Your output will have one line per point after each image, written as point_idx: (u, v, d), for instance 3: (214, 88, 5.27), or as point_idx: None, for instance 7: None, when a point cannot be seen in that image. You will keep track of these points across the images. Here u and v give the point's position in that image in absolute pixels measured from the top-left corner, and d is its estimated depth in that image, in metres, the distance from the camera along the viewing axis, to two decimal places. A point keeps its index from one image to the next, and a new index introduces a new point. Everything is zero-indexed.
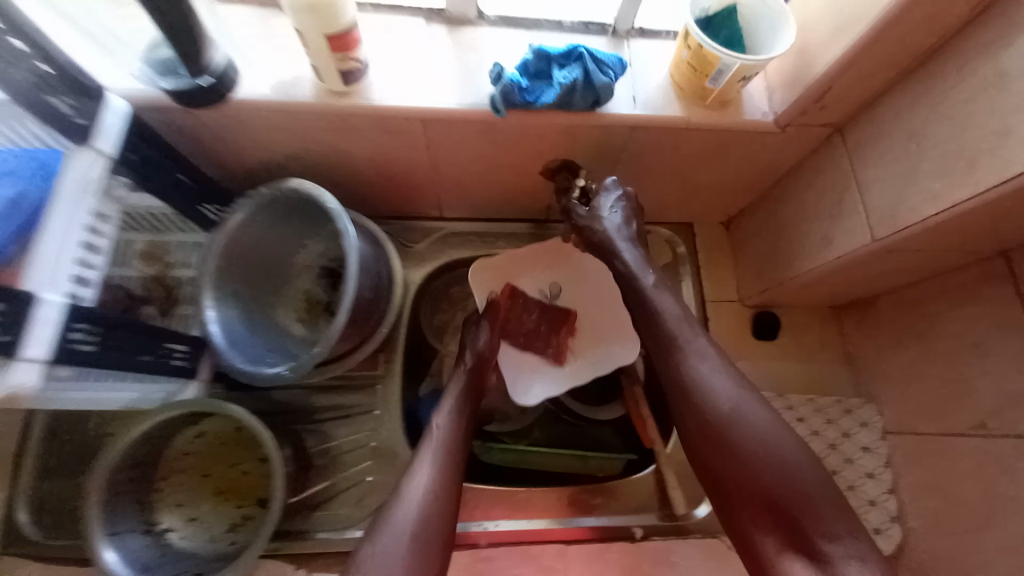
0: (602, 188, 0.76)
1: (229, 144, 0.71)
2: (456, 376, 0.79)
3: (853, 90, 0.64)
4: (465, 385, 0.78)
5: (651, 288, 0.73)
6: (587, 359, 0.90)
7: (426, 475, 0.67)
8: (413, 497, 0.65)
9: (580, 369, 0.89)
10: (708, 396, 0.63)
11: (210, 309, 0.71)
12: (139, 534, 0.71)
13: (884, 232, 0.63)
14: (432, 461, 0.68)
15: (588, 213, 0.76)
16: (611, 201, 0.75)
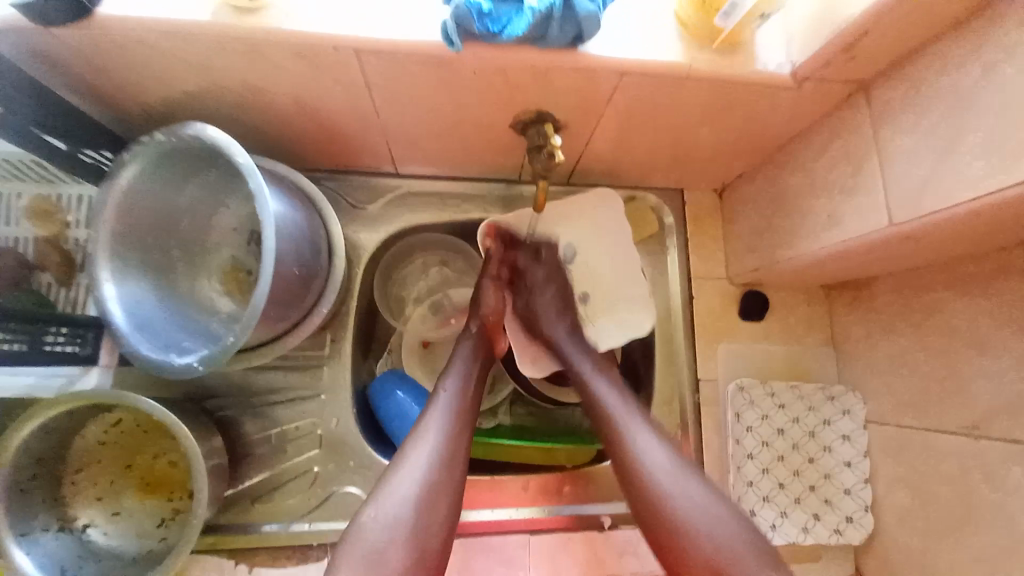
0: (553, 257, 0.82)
1: (108, 76, 0.56)
2: (464, 342, 0.74)
3: (889, 39, 0.52)
4: (472, 349, 0.72)
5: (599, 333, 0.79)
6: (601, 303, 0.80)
7: (430, 445, 0.60)
8: (413, 470, 0.58)
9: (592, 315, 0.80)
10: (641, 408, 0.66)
11: (106, 284, 0.59)
12: (51, 533, 0.63)
13: (905, 216, 0.54)
14: (437, 431, 0.61)
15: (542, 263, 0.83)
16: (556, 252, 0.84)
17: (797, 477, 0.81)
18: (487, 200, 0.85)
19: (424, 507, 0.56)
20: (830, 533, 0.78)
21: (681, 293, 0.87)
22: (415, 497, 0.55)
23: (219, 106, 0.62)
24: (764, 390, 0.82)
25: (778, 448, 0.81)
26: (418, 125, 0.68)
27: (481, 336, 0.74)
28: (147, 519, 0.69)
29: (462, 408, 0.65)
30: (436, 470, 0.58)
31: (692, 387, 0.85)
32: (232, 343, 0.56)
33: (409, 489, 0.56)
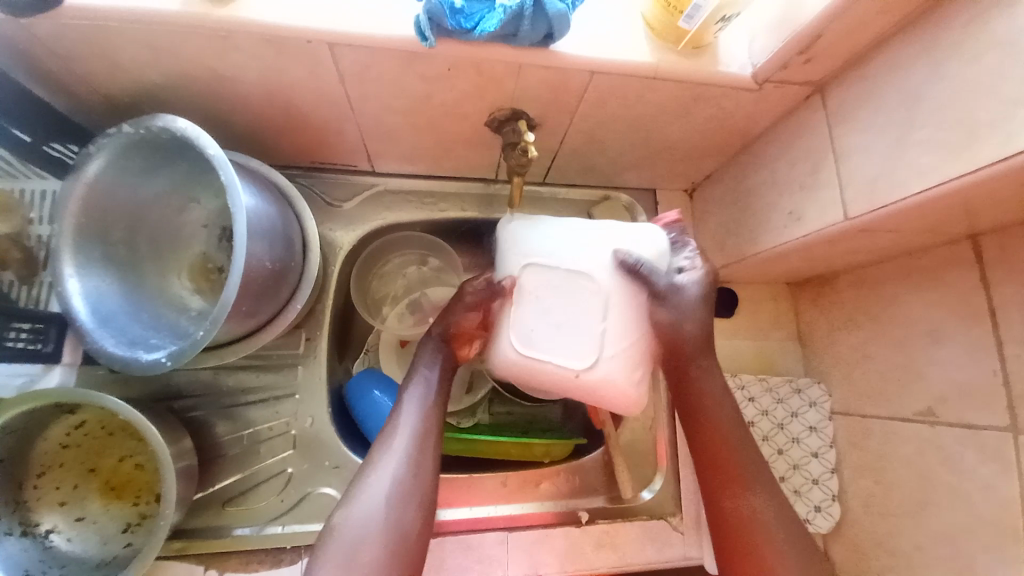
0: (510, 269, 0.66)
1: (76, 65, 0.55)
2: (427, 342, 0.69)
3: (842, 43, 0.55)
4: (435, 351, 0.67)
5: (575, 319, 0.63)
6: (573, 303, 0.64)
7: (393, 457, 0.58)
8: (379, 484, 0.57)
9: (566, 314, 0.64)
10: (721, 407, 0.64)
11: (71, 278, 0.58)
12: (14, 537, 0.61)
13: (860, 210, 0.57)
14: (401, 442, 0.59)
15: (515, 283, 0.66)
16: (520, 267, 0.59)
17: (767, 468, 0.83)
18: (465, 199, 0.85)
19: (397, 504, 0.56)
20: (799, 523, 0.80)
21: None
22: (384, 509, 0.55)
23: (192, 99, 0.61)
24: (734, 383, 0.85)
25: None
26: (395, 121, 0.68)
27: (445, 337, 0.67)
28: (112, 524, 0.67)
29: (433, 410, 0.63)
30: (404, 476, 0.57)
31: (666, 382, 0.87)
32: (200, 338, 0.54)
33: (377, 501, 0.55)
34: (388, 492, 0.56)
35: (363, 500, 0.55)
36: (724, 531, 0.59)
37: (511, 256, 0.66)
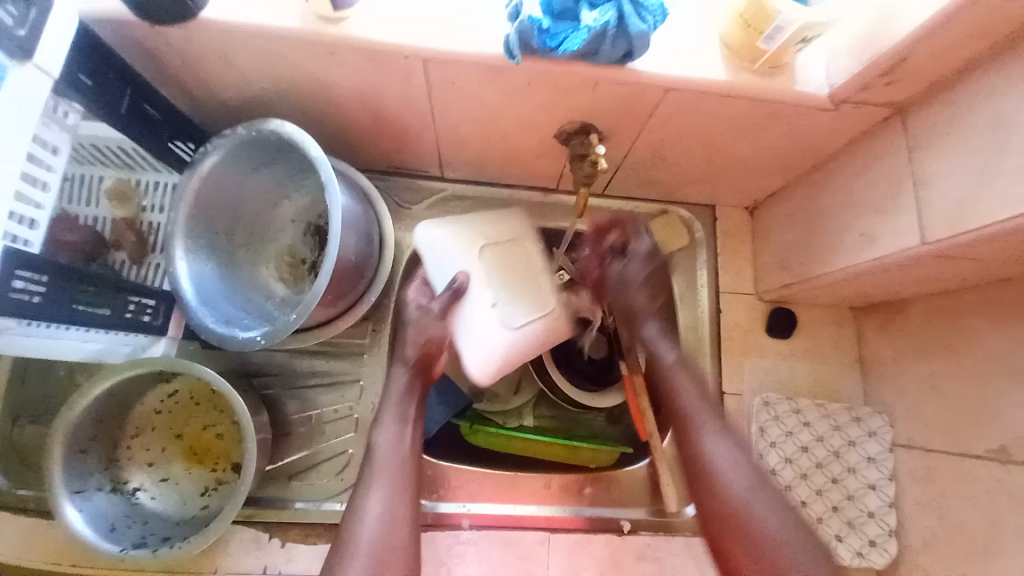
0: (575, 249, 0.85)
1: (199, 73, 0.62)
2: (395, 376, 0.73)
3: (929, 66, 0.54)
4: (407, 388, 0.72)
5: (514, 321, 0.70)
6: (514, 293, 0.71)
7: (378, 507, 0.64)
8: (368, 529, 0.63)
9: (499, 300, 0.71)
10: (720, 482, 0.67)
11: (179, 259, 0.64)
12: (104, 492, 0.67)
13: (938, 234, 0.56)
14: (383, 490, 0.66)
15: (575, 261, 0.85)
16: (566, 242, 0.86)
17: (820, 496, 0.80)
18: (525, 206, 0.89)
19: (387, 533, 0.63)
20: (851, 555, 0.78)
21: (709, 305, 0.89)
22: (374, 558, 0.61)
23: (292, 104, 0.68)
24: (789, 406, 0.83)
25: (801, 465, 0.81)
26: (468, 131, 0.72)
27: (415, 368, 0.72)
28: (190, 486, 0.73)
29: (408, 447, 0.70)
30: (385, 527, 0.64)
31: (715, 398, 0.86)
32: (294, 320, 0.61)
33: (364, 565, 0.61)
34: (375, 540, 0.62)
35: (357, 539, 0.62)
36: (723, 539, 0.65)
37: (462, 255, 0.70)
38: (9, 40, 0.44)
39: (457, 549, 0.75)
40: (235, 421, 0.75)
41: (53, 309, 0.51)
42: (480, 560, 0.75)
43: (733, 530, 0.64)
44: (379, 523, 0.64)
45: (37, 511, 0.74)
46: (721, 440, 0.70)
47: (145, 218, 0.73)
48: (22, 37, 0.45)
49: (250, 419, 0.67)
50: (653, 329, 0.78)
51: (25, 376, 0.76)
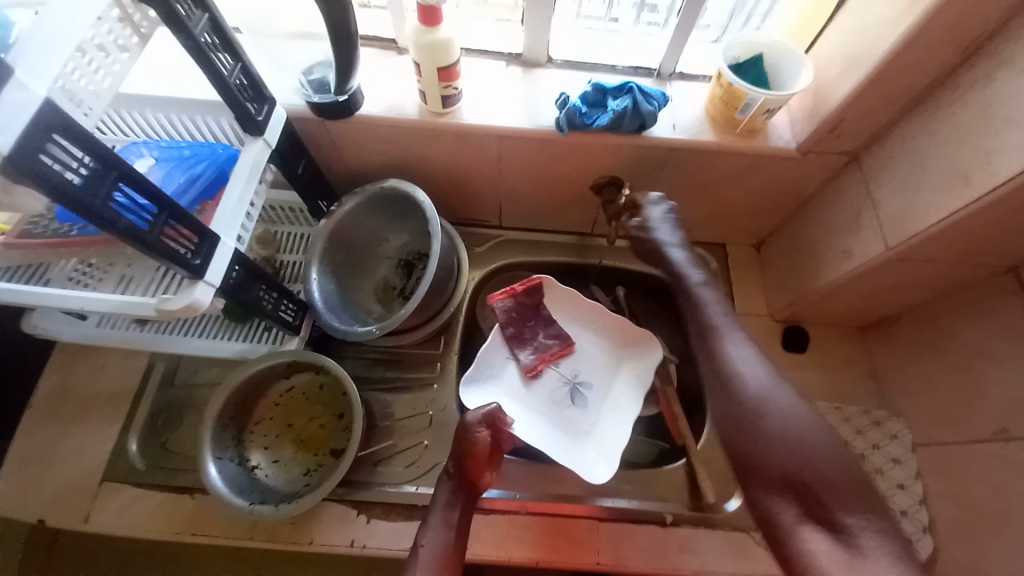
0: (649, 202, 0.86)
1: (343, 151, 0.90)
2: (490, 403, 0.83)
3: (864, 122, 0.75)
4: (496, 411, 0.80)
5: (695, 284, 0.80)
6: (541, 385, 0.97)
7: (434, 527, 0.73)
8: (429, 540, 0.72)
9: (541, 392, 0.97)
10: (738, 377, 0.69)
11: (314, 279, 0.89)
12: (234, 462, 0.84)
13: (894, 240, 0.72)
14: (440, 514, 0.74)
15: (639, 224, 0.85)
16: (659, 213, 0.84)
17: None
18: (567, 247, 1.10)
19: (446, 543, 0.72)
20: None
21: None
22: (429, 557, 0.70)
23: (398, 171, 0.95)
24: (810, 409, 0.93)
25: None
26: (524, 187, 0.97)
27: (458, 476, 0.76)
28: (295, 468, 0.89)
29: (453, 482, 0.76)
30: (439, 541, 0.72)
31: None
32: (401, 314, 0.84)
33: (429, 558, 0.70)
34: (433, 542, 0.72)
35: (424, 536, 0.72)
36: (742, 444, 0.65)
37: (511, 374, 0.95)
38: (254, 125, 0.69)
39: (514, 531, 0.86)
40: (336, 414, 0.93)
41: (243, 294, 0.73)
42: (535, 544, 0.85)
43: (743, 423, 0.66)
44: (436, 538, 0.72)
45: (164, 487, 0.87)
46: (778, 424, 0.64)
47: (279, 257, 0.98)
48: (260, 122, 0.70)
49: (360, 396, 0.86)
50: (679, 254, 0.82)
51: (173, 379, 0.96)
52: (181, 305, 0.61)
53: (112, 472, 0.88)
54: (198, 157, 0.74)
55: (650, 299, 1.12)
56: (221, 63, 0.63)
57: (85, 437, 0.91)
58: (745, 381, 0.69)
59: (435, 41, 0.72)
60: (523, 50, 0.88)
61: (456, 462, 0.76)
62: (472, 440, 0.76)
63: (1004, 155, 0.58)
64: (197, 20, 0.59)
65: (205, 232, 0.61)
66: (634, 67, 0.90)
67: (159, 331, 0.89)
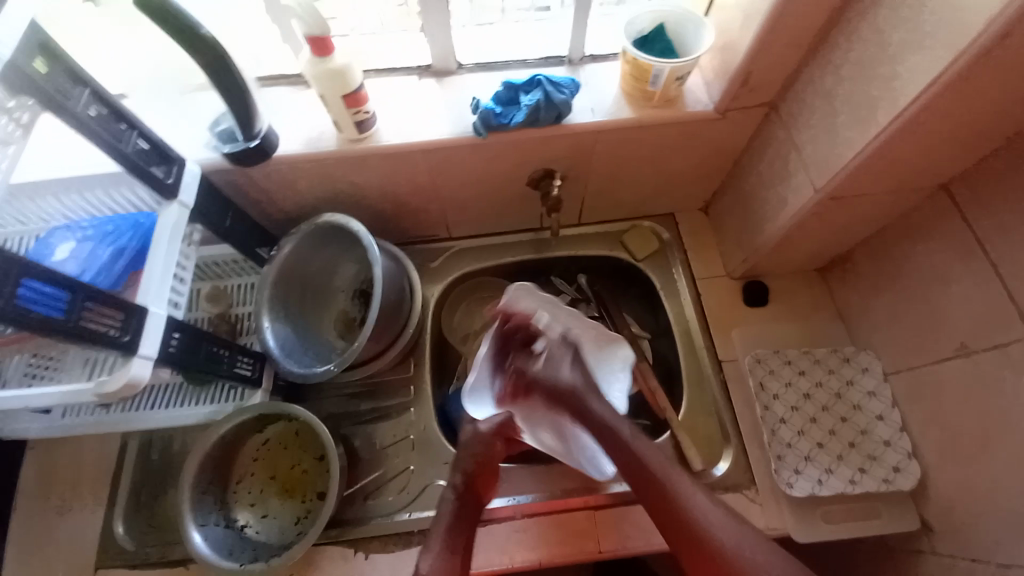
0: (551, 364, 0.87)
1: (272, 195, 0.89)
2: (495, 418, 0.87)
3: (773, 71, 0.75)
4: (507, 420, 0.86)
5: (627, 435, 0.75)
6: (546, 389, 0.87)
7: (439, 537, 0.72)
8: (437, 547, 0.70)
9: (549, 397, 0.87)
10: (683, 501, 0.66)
11: (267, 327, 0.88)
12: (221, 526, 0.83)
13: (823, 181, 0.73)
14: (441, 525, 0.73)
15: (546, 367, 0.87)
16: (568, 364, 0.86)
17: (834, 436, 0.86)
18: (521, 245, 1.10)
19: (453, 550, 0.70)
20: (879, 484, 0.82)
21: (691, 294, 1.04)
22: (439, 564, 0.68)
23: (334, 203, 0.94)
24: (780, 357, 0.93)
25: (808, 411, 0.89)
26: (464, 196, 0.96)
27: (465, 487, 0.78)
28: (286, 518, 0.88)
29: (455, 495, 0.77)
30: (445, 554, 0.69)
31: (715, 368, 0.98)
32: (358, 345, 0.83)
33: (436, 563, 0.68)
34: (439, 552, 0.69)
35: (427, 550, 0.70)
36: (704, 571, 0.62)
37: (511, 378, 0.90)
38: (166, 188, 0.68)
39: (514, 537, 0.85)
40: (316, 456, 0.92)
41: (192, 358, 0.72)
42: (537, 545, 0.85)
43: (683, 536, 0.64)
44: (443, 546, 0.70)
45: (157, 562, 0.86)
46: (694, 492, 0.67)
47: (233, 311, 0.96)
48: (169, 184, 0.69)
49: (331, 435, 0.85)
50: (602, 405, 0.79)
51: (149, 453, 0.94)
52: (119, 384, 0.60)
53: (101, 558, 0.87)
54: (119, 230, 0.72)
55: (613, 281, 1.13)
56: (116, 133, 0.62)
57: (68, 531, 0.89)
58: (642, 446, 0.73)
59: (334, 70, 0.71)
60: (431, 61, 0.87)
61: (468, 476, 0.79)
62: (485, 451, 0.82)
63: (903, 80, 0.59)
64: (78, 96, 0.57)
65: (131, 307, 0.60)
66: (545, 58, 0.89)
67: (124, 410, 0.87)
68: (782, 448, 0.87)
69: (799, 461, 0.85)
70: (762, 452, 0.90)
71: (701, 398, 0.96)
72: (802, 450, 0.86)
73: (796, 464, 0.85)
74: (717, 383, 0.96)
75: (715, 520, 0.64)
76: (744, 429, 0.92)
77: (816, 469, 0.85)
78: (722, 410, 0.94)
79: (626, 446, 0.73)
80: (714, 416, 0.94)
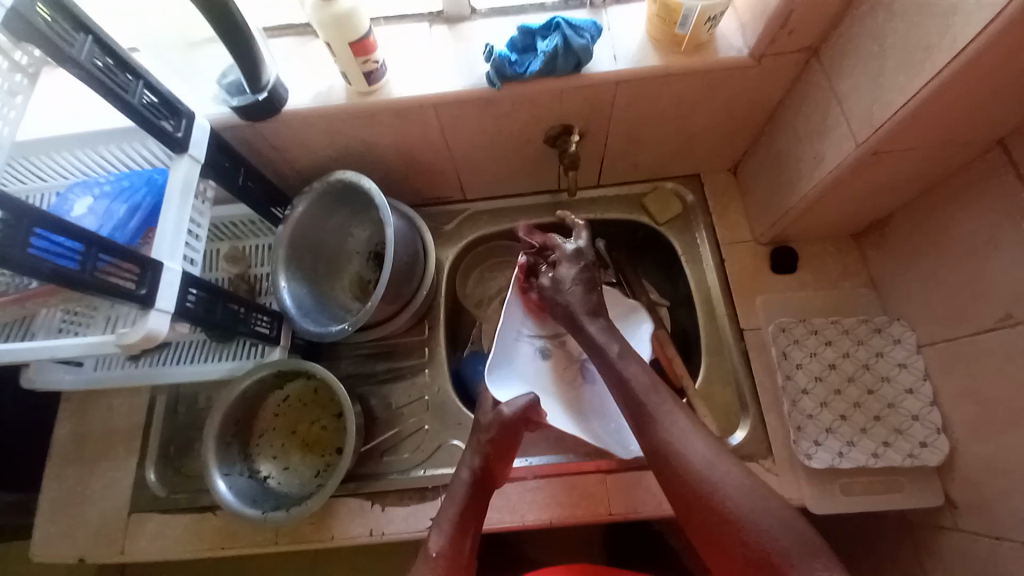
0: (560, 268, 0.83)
1: (284, 153, 0.87)
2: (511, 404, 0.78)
3: (816, 9, 0.68)
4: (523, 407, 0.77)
5: (617, 357, 0.75)
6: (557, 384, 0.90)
7: (449, 519, 0.74)
8: (445, 526, 0.74)
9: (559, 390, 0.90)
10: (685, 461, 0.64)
11: (283, 287, 0.89)
12: (244, 476, 0.87)
13: (864, 134, 0.67)
14: (454, 505, 0.75)
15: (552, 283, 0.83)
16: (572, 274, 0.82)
17: (859, 408, 0.83)
18: (537, 208, 1.06)
19: (460, 531, 0.73)
20: (904, 458, 0.79)
21: (713, 259, 1.00)
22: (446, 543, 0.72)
23: (345, 162, 0.92)
24: (805, 326, 0.89)
25: (833, 382, 0.85)
26: (478, 155, 0.93)
27: (481, 470, 0.77)
28: (305, 471, 0.91)
29: (466, 479, 0.77)
30: (454, 537, 0.73)
31: (736, 336, 0.94)
32: (371, 305, 0.83)
33: (447, 538, 0.72)
34: (448, 530, 0.73)
35: (440, 529, 0.74)
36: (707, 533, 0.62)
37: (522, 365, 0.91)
38: (175, 142, 0.67)
39: (526, 497, 0.87)
40: (335, 414, 0.95)
41: (209, 316, 0.73)
42: (548, 505, 0.86)
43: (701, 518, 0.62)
44: (451, 527, 0.73)
45: (186, 508, 0.90)
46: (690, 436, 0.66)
47: (251, 272, 0.97)
48: (179, 138, 0.68)
49: (347, 394, 0.86)
50: (595, 325, 0.78)
51: (176, 407, 0.98)
52: (138, 336, 0.61)
53: (136, 503, 0.92)
54: (134, 187, 0.72)
55: (632, 245, 1.09)
56: (122, 83, 0.61)
57: (102, 478, 0.93)
58: (633, 374, 0.73)
59: (339, 15, 0.68)
60: (443, 6, 0.83)
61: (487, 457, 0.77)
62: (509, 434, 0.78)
63: (965, 13, 0.52)
64: (80, 44, 0.56)
65: (146, 261, 0.60)
66: (564, 1, 0.83)
67: (151, 364, 0.90)
68: (802, 419, 0.84)
69: (820, 433, 0.83)
70: (781, 422, 0.87)
71: (720, 367, 0.94)
72: (824, 422, 0.84)
73: (816, 436, 0.83)
74: (738, 350, 0.94)
75: (724, 483, 0.62)
76: (763, 398, 0.89)
77: (837, 441, 0.82)
78: (741, 379, 0.92)
79: (621, 380, 0.73)
80: (732, 384, 0.92)
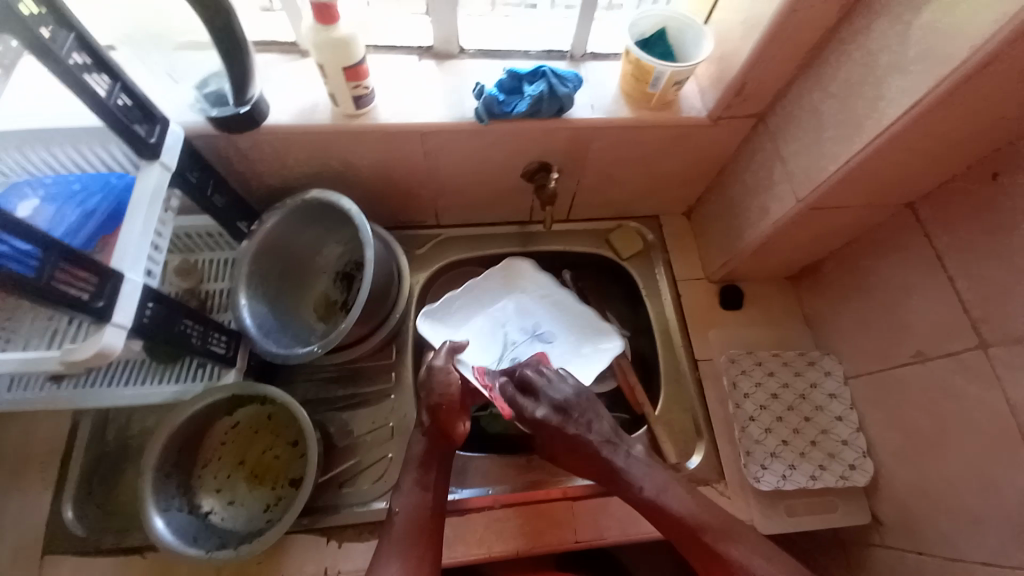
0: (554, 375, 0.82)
1: (259, 166, 0.85)
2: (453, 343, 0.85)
3: (765, 84, 0.79)
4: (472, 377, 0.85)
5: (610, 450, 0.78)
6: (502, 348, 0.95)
7: (411, 481, 0.77)
8: (407, 489, 0.77)
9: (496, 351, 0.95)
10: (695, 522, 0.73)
11: (244, 305, 0.84)
12: (184, 511, 0.79)
13: (804, 192, 0.77)
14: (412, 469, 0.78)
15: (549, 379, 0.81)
16: (557, 374, 0.82)
17: (798, 434, 0.92)
18: (508, 238, 1.10)
19: (415, 491, 0.76)
20: (837, 480, 0.87)
21: (671, 294, 1.07)
22: (410, 510, 0.75)
23: (322, 180, 0.90)
24: (752, 359, 0.98)
25: (775, 410, 0.94)
26: (457, 184, 0.96)
27: (432, 429, 0.78)
28: (254, 505, 0.84)
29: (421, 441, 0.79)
30: (416, 501, 0.76)
31: (692, 366, 1.01)
32: (344, 327, 0.81)
33: (410, 493, 0.76)
34: (410, 492, 0.76)
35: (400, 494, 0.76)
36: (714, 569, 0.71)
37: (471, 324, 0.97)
38: (147, 148, 0.64)
39: (493, 526, 0.85)
40: (289, 442, 0.89)
41: (164, 331, 0.68)
42: (516, 534, 0.85)
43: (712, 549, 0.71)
44: (415, 491, 0.76)
45: (108, 551, 0.80)
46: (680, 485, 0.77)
47: (204, 287, 0.91)
48: (153, 144, 0.65)
49: (309, 419, 0.82)
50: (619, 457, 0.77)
51: (103, 434, 0.88)
52: (89, 353, 0.56)
53: (46, 544, 0.80)
54: (89, 189, 0.67)
55: (597, 278, 1.15)
56: (98, 83, 0.57)
57: (9, 515, 0.81)
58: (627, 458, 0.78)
59: (336, 40, 0.69)
60: (433, 43, 0.86)
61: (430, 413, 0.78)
62: (445, 384, 0.79)
63: (887, 100, 0.63)
64: (61, 39, 0.53)
65: (107, 272, 0.56)
66: (547, 51, 0.90)
67: (78, 386, 0.80)
68: (751, 444, 0.92)
69: (766, 457, 0.90)
70: (732, 448, 0.94)
71: (678, 395, 0.99)
72: (769, 447, 0.91)
73: (764, 460, 0.90)
74: (694, 380, 1.00)
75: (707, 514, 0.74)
76: (716, 425, 0.96)
77: (781, 465, 0.90)
78: (696, 406, 0.98)
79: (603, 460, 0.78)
80: (689, 411, 0.98)
